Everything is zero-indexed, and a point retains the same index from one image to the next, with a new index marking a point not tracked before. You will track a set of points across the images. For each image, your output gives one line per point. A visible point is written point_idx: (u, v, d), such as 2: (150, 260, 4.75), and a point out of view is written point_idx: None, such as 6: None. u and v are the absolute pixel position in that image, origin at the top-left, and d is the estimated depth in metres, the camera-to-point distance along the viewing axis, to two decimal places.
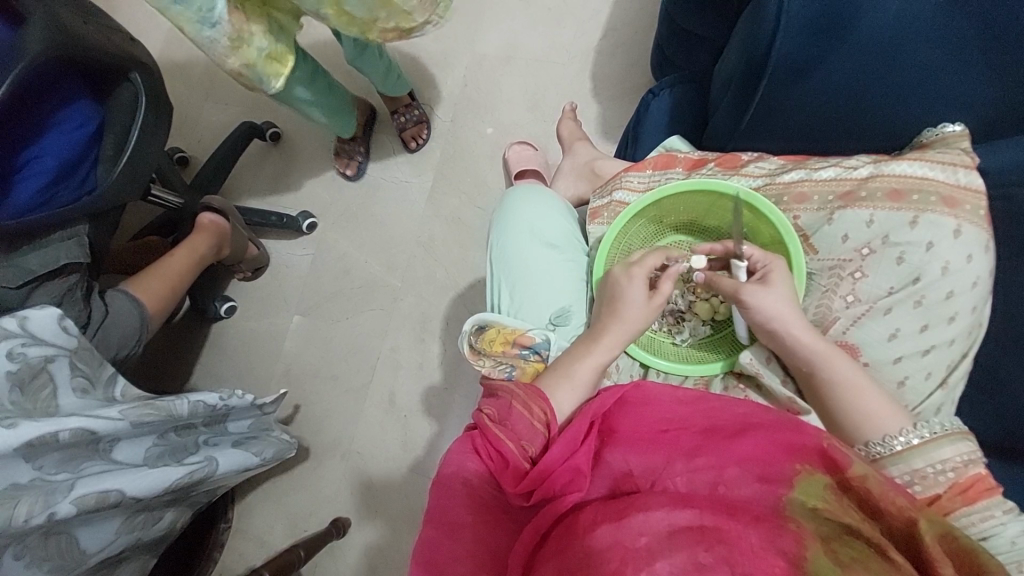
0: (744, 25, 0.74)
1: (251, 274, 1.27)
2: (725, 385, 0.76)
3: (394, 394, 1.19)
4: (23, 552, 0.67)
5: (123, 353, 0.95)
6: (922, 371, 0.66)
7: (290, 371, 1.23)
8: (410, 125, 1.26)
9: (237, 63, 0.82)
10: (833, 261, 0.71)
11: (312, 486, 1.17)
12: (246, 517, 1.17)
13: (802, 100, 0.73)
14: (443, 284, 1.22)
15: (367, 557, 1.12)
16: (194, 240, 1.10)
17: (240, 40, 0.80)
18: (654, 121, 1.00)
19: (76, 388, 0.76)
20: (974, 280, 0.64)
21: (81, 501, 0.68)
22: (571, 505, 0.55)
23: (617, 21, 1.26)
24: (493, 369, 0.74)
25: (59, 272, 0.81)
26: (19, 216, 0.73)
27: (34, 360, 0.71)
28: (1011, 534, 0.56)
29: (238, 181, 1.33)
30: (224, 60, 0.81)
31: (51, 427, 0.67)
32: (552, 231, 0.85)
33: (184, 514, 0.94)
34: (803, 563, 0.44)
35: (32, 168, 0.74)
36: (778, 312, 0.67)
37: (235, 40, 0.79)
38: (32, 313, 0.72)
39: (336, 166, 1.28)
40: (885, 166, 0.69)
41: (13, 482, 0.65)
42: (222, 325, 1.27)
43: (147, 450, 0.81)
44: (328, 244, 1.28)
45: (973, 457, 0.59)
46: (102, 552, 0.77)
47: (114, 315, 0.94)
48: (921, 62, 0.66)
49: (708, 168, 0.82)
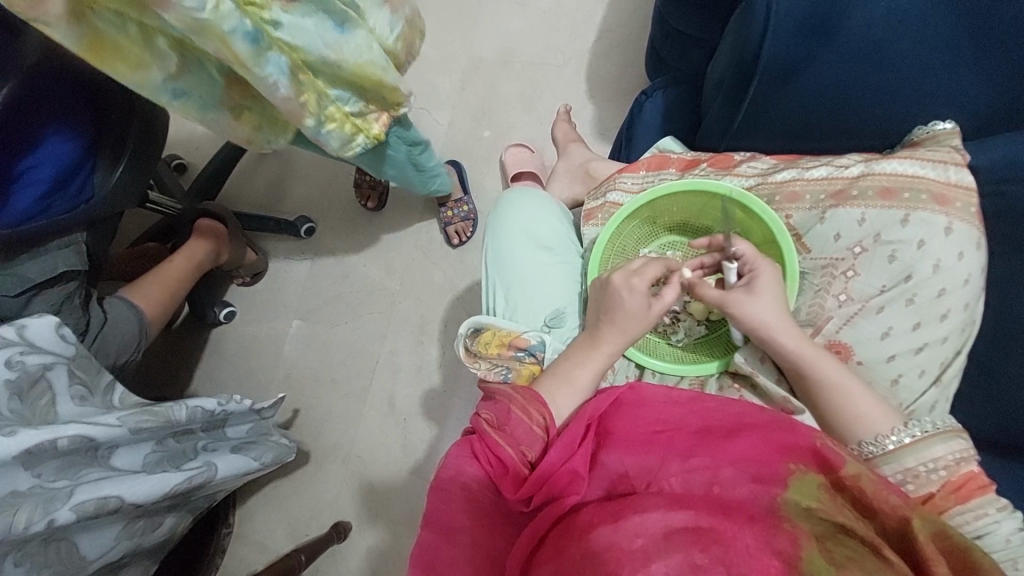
0: (735, 25, 0.74)
1: (249, 279, 1.28)
2: (720, 385, 0.76)
3: (394, 397, 1.19)
4: (23, 559, 0.67)
5: (122, 359, 0.95)
6: (916, 369, 0.66)
7: (289, 375, 1.23)
8: (459, 223, 1.22)
9: (243, 131, 0.74)
10: (825, 260, 0.71)
11: (313, 490, 1.17)
12: (248, 521, 1.18)
13: (794, 100, 0.73)
14: (441, 286, 1.22)
15: (368, 560, 1.13)
16: (192, 246, 1.11)
17: (239, 108, 0.71)
18: (648, 122, 1.00)
19: (75, 396, 0.76)
20: (965, 278, 0.64)
21: (80, 508, 0.69)
22: (568, 508, 0.55)
23: (611, 22, 1.27)
24: (490, 371, 0.74)
25: (59, 280, 0.82)
26: (18, 224, 0.73)
27: (33, 368, 0.72)
28: (1006, 532, 0.56)
29: (235, 189, 1.34)
30: (229, 132, 0.73)
31: (49, 434, 0.67)
32: (545, 233, 0.85)
33: (184, 519, 0.95)
34: (798, 563, 0.44)
35: (31, 176, 0.73)
36: (766, 316, 0.67)
37: (235, 112, 0.71)
38: (31, 322, 0.74)
39: (357, 198, 1.27)
40: (876, 165, 0.69)
41: (13, 489, 0.65)
42: (222, 330, 1.28)
43: (145, 456, 0.82)
44: (327, 249, 1.28)
45: (965, 455, 0.59)
46: (102, 557, 0.78)
47: (113, 322, 0.94)
48: (910, 60, 0.66)
49: (701, 168, 0.82)
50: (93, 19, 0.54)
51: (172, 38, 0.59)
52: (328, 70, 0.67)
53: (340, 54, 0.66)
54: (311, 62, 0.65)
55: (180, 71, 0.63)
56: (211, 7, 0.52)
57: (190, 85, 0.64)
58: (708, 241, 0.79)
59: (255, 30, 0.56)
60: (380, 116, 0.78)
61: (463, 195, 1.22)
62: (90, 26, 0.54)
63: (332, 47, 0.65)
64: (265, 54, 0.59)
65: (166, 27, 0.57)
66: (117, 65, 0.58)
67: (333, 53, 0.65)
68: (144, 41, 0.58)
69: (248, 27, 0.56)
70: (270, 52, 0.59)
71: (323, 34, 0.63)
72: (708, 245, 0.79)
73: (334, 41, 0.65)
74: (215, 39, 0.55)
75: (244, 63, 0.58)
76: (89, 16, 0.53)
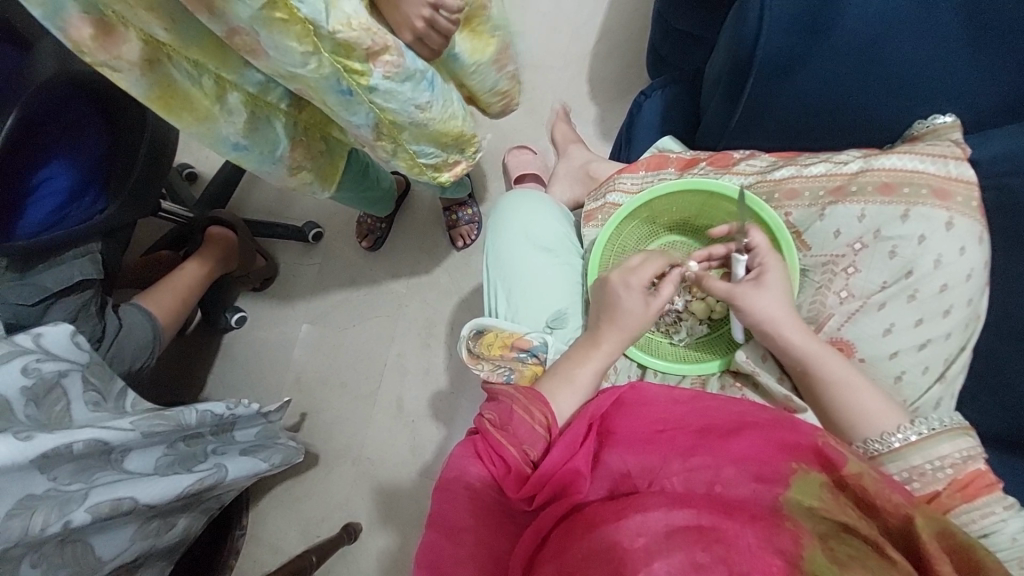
0: (730, 24, 0.74)
1: (260, 285, 1.29)
2: (721, 384, 0.76)
3: (402, 400, 1.20)
4: (40, 560, 0.69)
5: (138, 363, 0.97)
6: (919, 365, 0.65)
7: (299, 380, 1.25)
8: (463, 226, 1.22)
9: (295, 182, 0.80)
10: (826, 257, 0.71)
11: (323, 492, 1.19)
12: (260, 523, 1.20)
13: (790, 98, 0.73)
14: (447, 289, 1.23)
15: (379, 561, 1.14)
16: (206, 253, 1.13)
17: (297, 166, 0.77)
18: (646, 122, 0.98)
19: (88, 402, 0.79)
20: (968, 272, 0.64)
21: (95, 510, 0.72)
22: (571, 508, 0.55)
23: (612, 23, 1.27)
24: (493, 372, 0.76)
25: (75, 289, 0.85)
26: (33, 236, 0.77)
27: (48, 375, 0.74)
28: (1012, 531, 0.55)
29: (244, 195, 1.36)
30: (282, 182, 0.79)
31: (65, 439, 0.70)
32: (545, 235, 0.86)
33: (197, 521, 0.97)
34: (800, 562, 0.44)
35: (46, 189, 0.78)
36: (772, 312, 0.66)
37: (293, 168, 0.76)
38: (46, 330, 0.76)
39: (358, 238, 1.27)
40: (874, 160, 0.68)
41: (30, 492, 0.66)
42: (233, 335, 1.30)
43: (157, 459, 0.84)
44: (334, 254, 1.30)
45: (972, 452, 0.58)
46: (117, 559, 0.80)
47: (128, 328, 0.97)
48: (907, 55, 0.66)
49: (700, 167, 0.81)
50: (169, 68, 0.59)
51: (244, 94, 0.64)
52: (417, 128, 0.69)
53: (428, 114, 0.68)
54: (399, 122, 0.67)
55: (247, 130, 0.67)
56: (311, 66, 0.55)
57: (253, 142, 0.69)
58: (727, 230, 0.77)
59: (349, 89, 0.60)
60: (456, 164, 0.82)
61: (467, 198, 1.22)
62: (163, 74, 0.59)
63: (422, 107, 0.66)
64: (354, 105, 0.62)
65: (243, 80, 0.62)
66: (182, 113, 0.62)
67: (422, 113, 0.67)
68: (218, 96, 0.63)
69: (342, 86, 0.59)
70: (359, 106, 0.63)
71: (417, 97, 0.64)
72: (727, 234, 0.78)
73: (425, 101, 0.66)
74: (304, 86, 0.59)
75: (333, 108, 0.62)
76: (165, 65, 0.58)
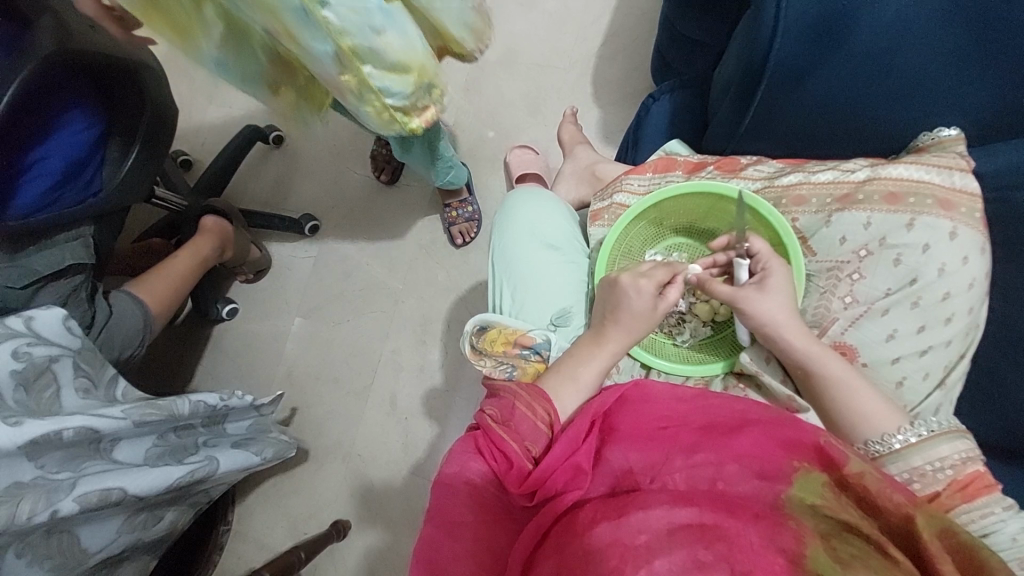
0: (744, 29, 0.74)
1: (252, 276, 1.28)
2: (725, 385, 0.77)
3: (395, 397, 1.19)
4: (25, 550, 0.67)
5: (127, 353, 0.95)
6: (920, 371, 0.67)
7: (291, 373, 1.23)
8: (462, 224, 1.22)
9: (279, 103, 0.85)
10: (831, 262, 0.72)
11: (312, 487, 1.17)
12: (246, 518, 1.18)
13: (801, 105, 0.74)
14: (443, 286, 1.22)
15: (367, 559, 1.13)
16: (197, 242, 1.11)
17: (277, 86, 0.82)
18: (654, 125, 1.00)
19: (78, 389, 0.76)
20: (970, 281, 0.66)
21: (83, 499, 0.69)
22: (570, 504, 0.55)
23: (617, 27, 1.28)
24: (494, 369, 0.75)
25: (62, 274, 0.82)
26: (26, 216, 0.75)
27: (39, 360, 0.72)
28: (1012, 531, 0.56)
29: (240, 184, 1.34)
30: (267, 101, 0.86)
31: (55, 426, 0.68)
32: (551, 232, 0.86)
33: (184, 515, 0.95)
34: (803, 561, 0.43)
35: (39, 169, 0.76)
36: (778, 313, 0.67)
37: (270, 87, 0.82)
38: (38, 313, 0.74)
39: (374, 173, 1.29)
40: (882, 169, 0.70)
41: (16, 480, 0.65)
42: (223, 327, 1.28)
43: (147, 449, 0.82)
44: (329, 247, 1.29)
45: (971, 454, 0.59)
46: (103, 551, 0.78)
47: (117, 316, 0.94)
48: (916, 68, 0.67)
49: (707, 171, 0.83)
50: None
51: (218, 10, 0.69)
52: (377, 58, 0.65)
53: (386, 40, 0.65)
54: (359, 48, 0.64)
55: (226, 47, 0.75)
56: None
57: (235, 61, 0.77)
58: (727, 241, 0.77)
59: (303, 8, 0.60)
60: (426, 111, 0.75)
61: (469, 195, 1.22)
62: None
63: (379, 32, 0.64)
64: (311, 27, 0.62)
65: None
66: (164, 24, 0.71)
67: (380, 38, 0.64)
68: (195, 10, 0.70)
69: (294, 4, 0.59)
70: (316, 30, 0.62)
71: (372, 17, 0.63)
72: (727, 245, 0.77)
73: (382, 26, 0.64)
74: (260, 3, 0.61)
75: (289, 31, 0.63)
76: None
